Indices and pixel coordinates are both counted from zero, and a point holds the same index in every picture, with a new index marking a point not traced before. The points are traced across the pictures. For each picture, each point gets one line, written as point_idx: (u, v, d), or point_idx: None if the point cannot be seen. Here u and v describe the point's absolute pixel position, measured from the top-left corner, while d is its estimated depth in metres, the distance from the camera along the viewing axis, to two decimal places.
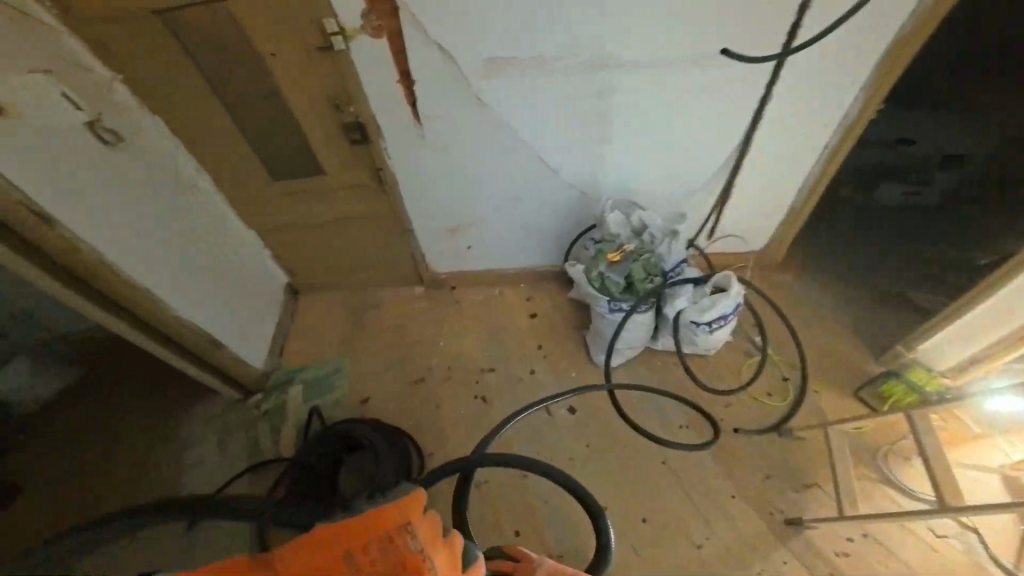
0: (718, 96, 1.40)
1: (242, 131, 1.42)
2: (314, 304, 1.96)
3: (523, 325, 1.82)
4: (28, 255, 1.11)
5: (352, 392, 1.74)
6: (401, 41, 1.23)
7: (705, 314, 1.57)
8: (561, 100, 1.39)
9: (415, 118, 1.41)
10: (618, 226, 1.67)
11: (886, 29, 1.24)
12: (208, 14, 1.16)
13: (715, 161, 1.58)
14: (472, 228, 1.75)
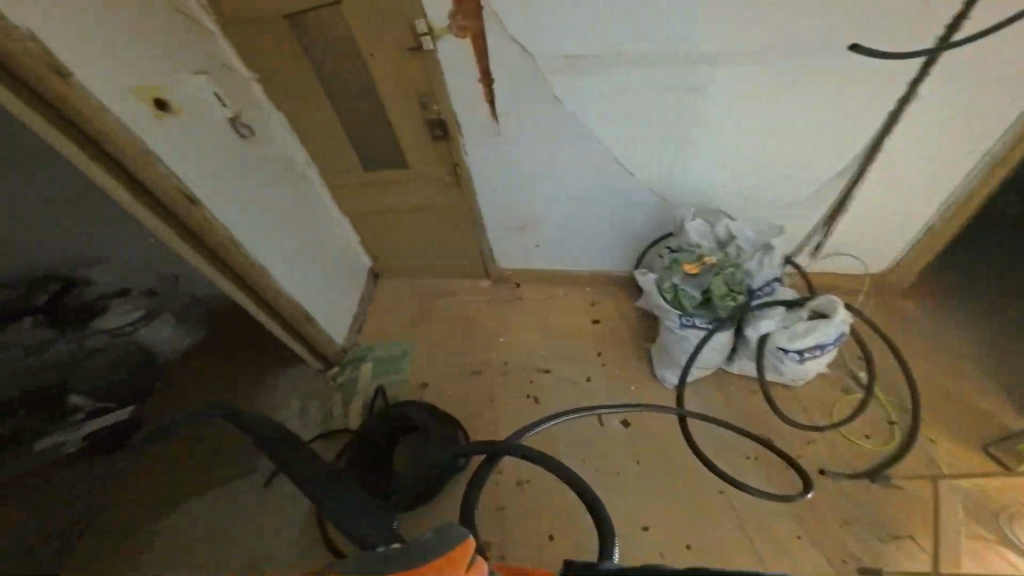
0: (844, 98, 1.24)
1: (343, 126, 1.59)
2: (390, 289, 2.09)
3: (583, 329, 1.77)
4: (176, 232, 1.31)
5: (414, 375, 1.82)
6: (483, 40, 1.28)
7: (800, 341, 1.38)
8: (653, 101, 1.33)
9: (494, 116, 1.46)
10: (700, 236, 1.53)
11: None
12: (326, 16, 1.31)
13: (829, 171, 1.40)
14: (541, 228, 1.74)
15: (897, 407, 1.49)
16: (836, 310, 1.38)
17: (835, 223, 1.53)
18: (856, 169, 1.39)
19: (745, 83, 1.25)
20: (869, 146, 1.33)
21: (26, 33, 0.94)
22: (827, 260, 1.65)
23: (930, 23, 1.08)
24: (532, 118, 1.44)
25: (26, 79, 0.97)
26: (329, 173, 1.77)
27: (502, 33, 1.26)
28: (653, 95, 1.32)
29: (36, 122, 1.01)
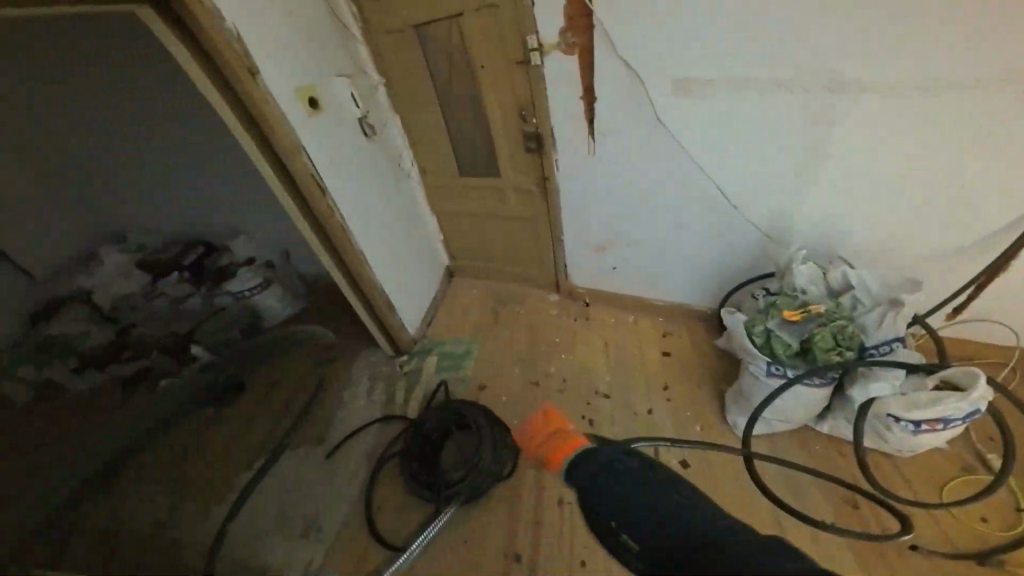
0: (1022, 138, 1.05)
1: (452, 133, 1.74)
2: (463, 290, 2.18)
3: (650, 359, 1.66)
4: (303, 212, 1.49)
5: (472, 375, 1.85)
6: (591, 56, 1.31)
7: (918, 414, 1.15)
8: (773, 126, 1.24)
9: (590, 134, 1.48)
10: (808, 281, 1.38)
11: None
12: (450, 28, 1.46)
13: (992, 224, 1.19)
14: (624, 250, 1.71)
15: None
16: (975, 386, 1.12)
17: (987, 283, 1.29)
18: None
19: (891, 109, 1.12)
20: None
21: (231, 34, 1.13)
22: (967, 325, 1.42)
23: None
24: (630, 136, 1.42)
25: (221, 70, 1.17)
26: (431, 176, 1.92)
27: (609, 48, 1.28)
28: (774, 119, 1.23)
29: (222, 106, 1.21)
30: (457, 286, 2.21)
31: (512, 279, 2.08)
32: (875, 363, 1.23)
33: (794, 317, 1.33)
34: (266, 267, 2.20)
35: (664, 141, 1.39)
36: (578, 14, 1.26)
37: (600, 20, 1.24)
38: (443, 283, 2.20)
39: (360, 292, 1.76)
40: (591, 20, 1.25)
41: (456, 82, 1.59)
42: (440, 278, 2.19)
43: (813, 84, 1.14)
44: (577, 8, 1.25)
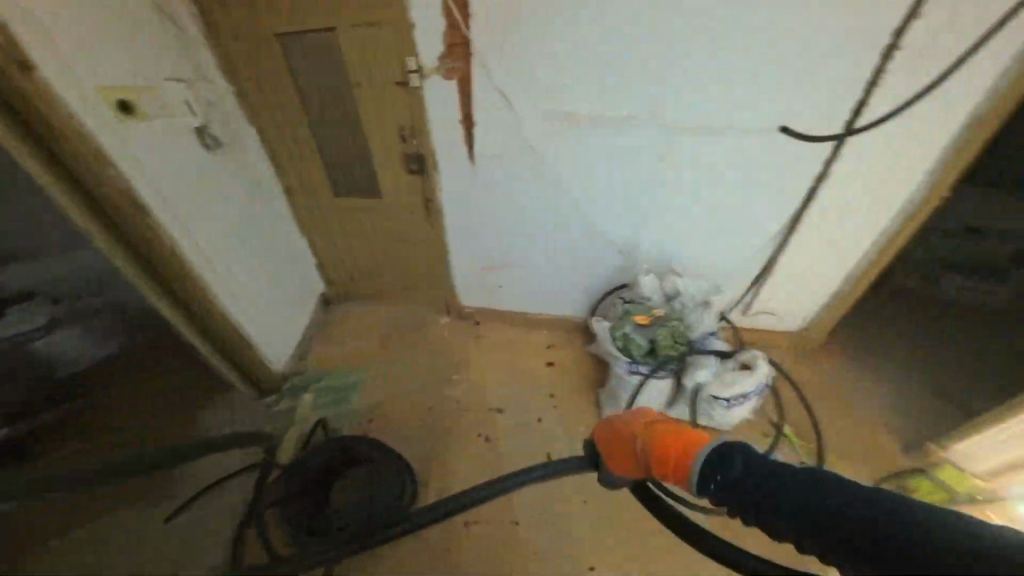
0: (768, 171, 1.41)
1: (323, 145, 1.62)
2: (345, 318, 2.05)
3: (538, 371, 1.80)
4: (110, 238, 1.25)
5: (364, 408, 1.77)
6: (471, 85, 1.38)
7: (728, 390, 1.49)
8: (615, 155, 1.46)
9: (469, 157, 1.54)
10: (651, 289, 1.66)
11: (953, 113, 1.23)
12: (327, 41, 1.37)
13: (760, 235, 1.57)
14: (506, 270, 1.82)
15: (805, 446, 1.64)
16: (758, 362, 1.52)
17: (763, 280, 1.68)
18: (780, 233, 1.56)
19: (696, 150, 1.41)
20: (795, 213, 1.50)
21: None
22: (751, 320, 1.86)
23: (836, 113, 1.27)
24: (502, 161, 1.53)
25: None
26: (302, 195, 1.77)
27: (488, 76, 1.35)
28: (609, 150, 1.45)
29: None
30: (338, 313, 2.07)
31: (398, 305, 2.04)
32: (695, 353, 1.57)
33: (644, 322, 1.61)
34: (57, 306, 1.44)
35: (535, 167, 1.53)
36: (458, 43, 1.30)
37: (477, 49, 1.30)
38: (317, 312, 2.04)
39: (204, 326, 1.54)
40: (470, 50, 1.31)
41: (331, 98, 1.50)
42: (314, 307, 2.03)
43: (644, 125, 1.38)
44: (456, 36, 1.29)
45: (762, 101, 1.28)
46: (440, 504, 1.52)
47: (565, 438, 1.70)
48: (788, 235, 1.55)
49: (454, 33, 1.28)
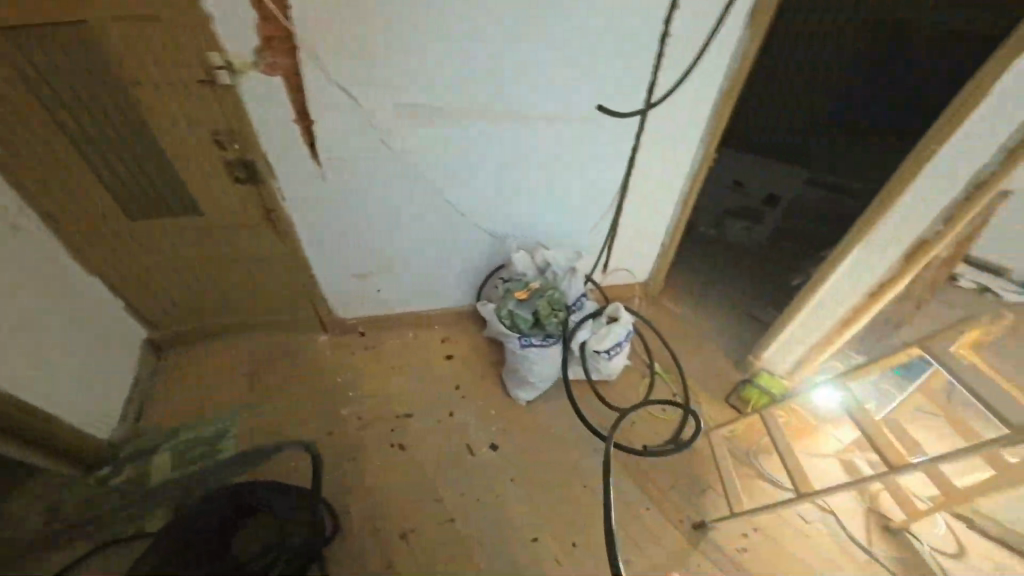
0: (596, 149, 1.52)
1: (112, 161, 1.26)
2: (198, 360, 1.79)
3: (439, 368, 1.78)
4: None
5: (247, 454, 1.58)
6: (302, 81, 1.19)
7: (604, 342, 1.62)
8: (463, 143, 1.41)
9: (316, 160, 1.36)
10: (526, 266, 1.70)
11: (716, 79, 1.44)
12: (76, 34, 1.03)
13: (602, 205, 1.70)
14: (382, 273, 1.72)
15: (673, 377, 1.70)
16: (619, 312, 1.66)
17: (614, 244, 1.83)
18: (615, 202, 1.70)
19: (538, 133, 1.44)
20: (623, 178, 1.62)
21: None
22: (612, 275, 1.94)
23: (636, 92, 1.40)
24: (348, 160, 1.38)
25: None
26: (94, 227, 1.40)
27: (321, 69, 1.18)
28: (454, 139, 1.40)
29: None
30: (187, 358, 1.79)
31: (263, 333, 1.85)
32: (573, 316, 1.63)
33: (523, 296, 1.66)
34: None
35: (381, 162, 1.40)
36: (275, 35, 1.11)
37: (300, 40, 1.12)
38: (149, 364, 1.74)
39: None
40: (294, 43, 1.13)
41: (108, 107, 1.16)
42: (139, 355, 1.72)
43: (478, 107, 1.34)
44: (274, 28, 1.10)
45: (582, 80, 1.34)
46: (367, 516, 1.42)
47: (489, 419, 1.65)
48: (621, 199, 1.68)
49: (268, 24, 1.09)
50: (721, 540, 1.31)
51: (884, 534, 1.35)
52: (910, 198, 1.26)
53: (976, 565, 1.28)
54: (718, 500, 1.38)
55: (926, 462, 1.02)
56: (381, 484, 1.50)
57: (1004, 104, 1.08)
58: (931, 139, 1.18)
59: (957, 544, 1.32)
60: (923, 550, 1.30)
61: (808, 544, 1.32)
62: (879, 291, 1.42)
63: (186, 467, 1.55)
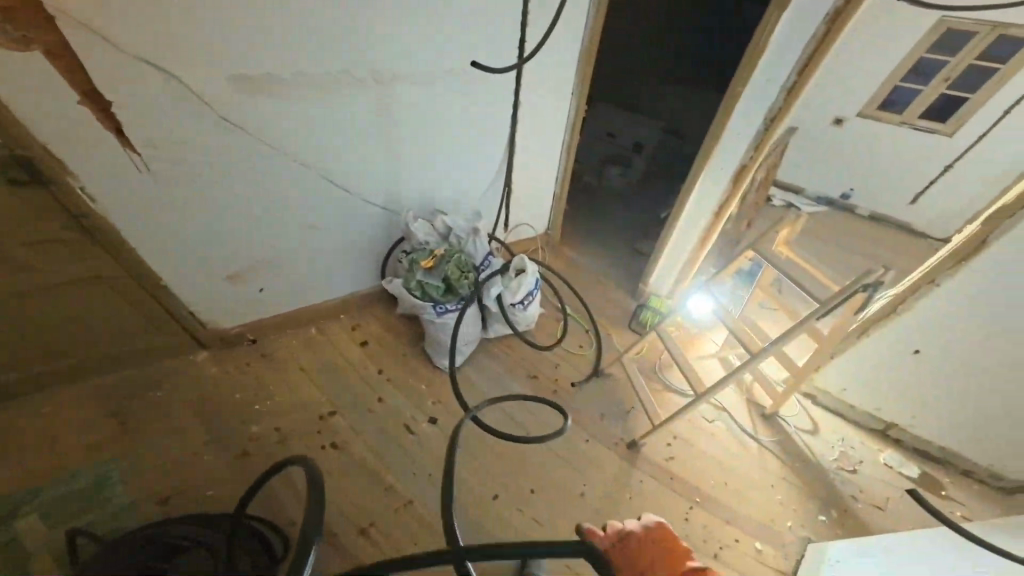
0: (466, 112, 1.54)
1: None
2: (36, 411, 1.46)
3: (352, 358, 1.68)
4: None
5: (144, 495, 1.35)
6: (75, 53, 0.99)
7: (518, 294, 1.61)
8: (327, 110, 1.31)
9: (129, 147, 1.16)
10: (427, 234, 1.61)
11: (575, 34, 1.55)
12: None
13: (491, 165, 1.73)
14: (258, 271, 1.55)
15: (581, 315, 1.88)
16: (526, 265, 1.65)
17: (511, 202, 1.87)
18: (506, 159, 1.74)
19: (407, 93, 1.40)
20: (508, 141, 1.69)
21: None
22: (516, 232, 1.99)
23: (506, 53, 1.47)
24: (190, 143, 1.21)
25: None
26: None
27: (101, 38, 0.99)
28: (317, 108, 1.30)
29: None
30: (10, 418, 1.43)
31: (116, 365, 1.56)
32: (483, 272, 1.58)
33: (429, 264, 1.55)
34: None
35: (221, 141, 1.24)
36: (13, 6, 0.89)
37: (59, 10, 0.93)
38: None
39: None
40: (49, 12, 0.93)
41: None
42: None
43: (320, 71, 1.24)
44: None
45: (431, 38, 1.33)
46: None
47: (421, 391, 1.62)
48: (511, 159, 1.73)
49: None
50: (650, 452, 1.58)
51: (763, 419, 1.79)
52: (729, 132, 1.46)
53: (826, 437, 1.79)
54: (641, 419, 1.62)
55: (774, 345, 1.33)
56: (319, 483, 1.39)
57: (781, 48, 1.28)
58: (738, 81, 1.37)
59: (810, 421, 1.83)
60: (791, 430, 1.78)
61: (713, 440, 1.68)
62: (720, 212, 1.64)
63: (52, 521, 1.28)
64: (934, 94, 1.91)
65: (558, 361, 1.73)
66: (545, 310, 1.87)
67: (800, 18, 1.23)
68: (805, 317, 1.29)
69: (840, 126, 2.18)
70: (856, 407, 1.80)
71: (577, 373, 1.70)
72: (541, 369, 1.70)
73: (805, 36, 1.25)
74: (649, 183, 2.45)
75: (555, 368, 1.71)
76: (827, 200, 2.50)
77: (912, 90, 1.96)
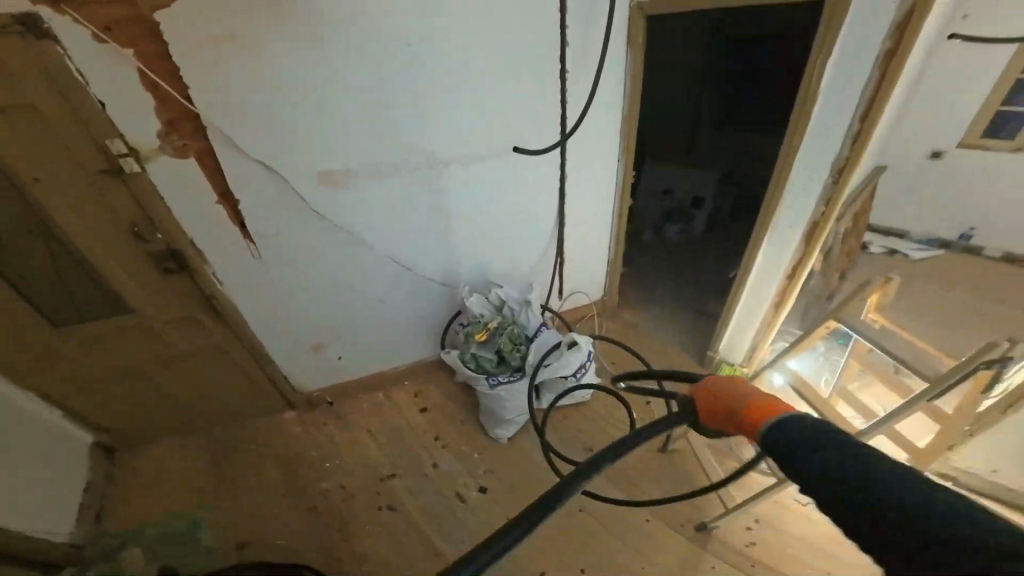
0: (517, 184, 1.63)
1: (1, 282, 1.24)
2: (164, 455, 1.75)
3: (413, 422, 1.76)
4: None
5: (227, 538, 1.51)
6: (216, 159, 1.25)
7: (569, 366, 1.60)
8: (390, 200, 1.49)
9: (247, 237, 1.40)
10: (481, 307, 1.68)
11: (616, 105, 1.62)
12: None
13: (542, 234, 1.79)
14: (336, 340, 1.73)
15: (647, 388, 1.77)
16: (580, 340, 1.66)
17: (563, 269, 1.90)
18: (556, 228, 1.80)
19: (462, 177, 1.54)
20: (558, 211, 1.76)
21: None
22: (571, 299, 2.00)
23: (549, 132, 1.56)
24: (290, 229, 1.43)
25: None
26: (17, 370, 1.40)
27: (230, 146, 1.24)
28: (381, 197, 1.47)
29: None
30: (141, 463, 1.72)
31: (194, 364, 1.60)
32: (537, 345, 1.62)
33: (483, 337, 1.62)
34: None
35: (305, 228, 1.45)
36: (180, 118, 1.17)
37: (208, 120, 1.18)
38: (100, 469, 1.66)
39: None
40: (202, 123, 1.19)
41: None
42: (90, 465, 1.64)
43: (386, 165, 1.42)
44: (179, 114, 1.16)
45: (488, 127, 1.47)
46: None
47: (470, 456, 1.62)
48: (560, 226, 1.78)
49: (172, 108, 1.15)
50: (728, 536, 1.36)
51: None
52: (791, 188, 1.37)
53: None
54: (715, 499, 1.44)
55: (877, 428, 1.17)
56: (377, 545, 1.43)
57: (833, 91, 1.20)
58: (794, 133, 1.28)
59: None
60: None
61: (815, 525, 1.38)
62: (794, 272, 1.50)
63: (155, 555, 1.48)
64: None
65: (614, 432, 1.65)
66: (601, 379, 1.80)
67: (850, 64, 1.15)
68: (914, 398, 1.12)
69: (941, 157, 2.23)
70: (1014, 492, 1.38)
71: (639, 447, 1.58)
72: (598, 440, 1.62)
73: (859, 82, 1.16)
74: (713, 242, 2.37)
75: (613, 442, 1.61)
76: (940, 241, 2.42)
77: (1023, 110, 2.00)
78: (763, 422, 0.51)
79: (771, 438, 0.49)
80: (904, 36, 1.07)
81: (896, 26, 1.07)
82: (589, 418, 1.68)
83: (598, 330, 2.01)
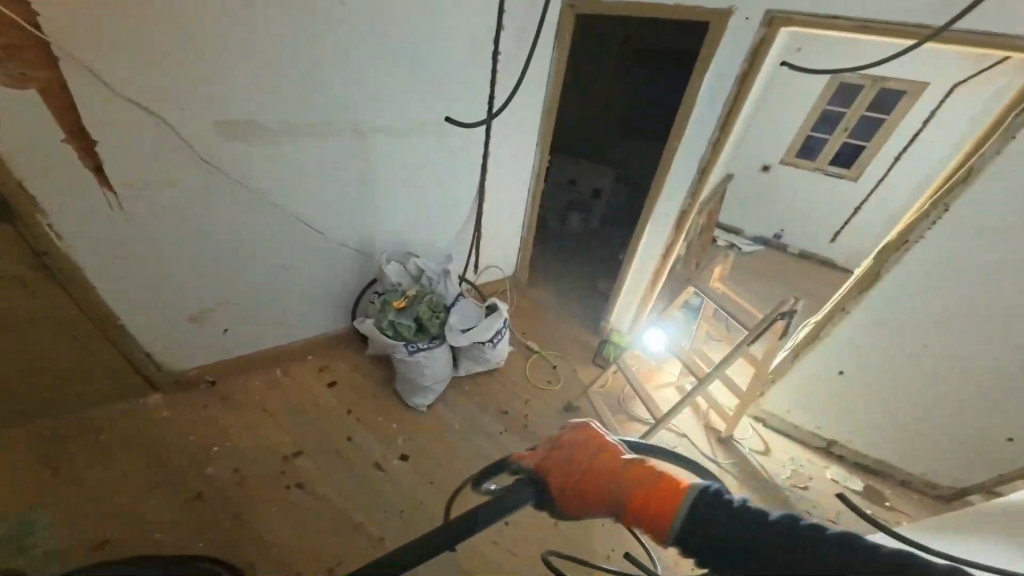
0: (443, 156, 1.63)
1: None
2: None
3: (320, 399, 1.66)
4: None
5: (81, 536, 1.24)
6: (71, 94, 1.00)
7: (488, 331, 1.69)
8: (306, 165, 1.38)
9: (104, 185, 1.13)
10: (399, 275, 1.69)
11: (538, 91, 1.73)
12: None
13: (462, 209, 1.82)
14: (223, 311, 1.51)
15: (553, 355, 1.97)
16: (498, 305, 1.78)
17: (479, 244, 1.97)
18: (476, 204, 1.85)
19: (389, 145, 1.50)
20: (478, 187, 1.80)
21: None
22: (484, 273, 2.10)
23: (474, 107, 1.59)
24: (180, 182, 1.22)
25: None
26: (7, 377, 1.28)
27: (96, 77, 1.01)
28: (300, 153, 1.35)
29: None
30: None
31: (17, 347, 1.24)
32: (454, 312, 1.69)
33: (401, 304, 1.63)
34: None
35: (191, 181, 1.23)
36: (19, 41, 0.92)
37: (64, 49, 0.95)
38: None
39: None
40: (51, 51, 0.95)
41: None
42: None
43: (303, 119, 1.30)
44: (17, 34, 0.91)
45: (419, 96, 1.45)
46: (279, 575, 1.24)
47: (387, 432, 1.59)
48: (480, 202, 1.84)
49: (4, 27, 0.90)
50: None
51: (720, 443, 1.84)
52: (674, 176, 1.66)
53: (777, 456, 1.85)
54: None
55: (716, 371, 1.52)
56: (284, 535, 1.33)
57: (707, 103, 1.49)
58: (674, 136, 1.59)
59: (762, 442, 1.89)
60: (745, 451, 1.83)
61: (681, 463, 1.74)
62: (668, 252, 1.81)
63: None
64: (837, 142, 2.50)
65: (529, 397, 1.78)
66: (514, 348, 1.95)
67: (721, 84, 1.44)
68: (740, 343, 1.50)
69: (768, 172, 2.76)
70: (798, 427, 1.89)
71: (549, 408, 1.76)
72: (512, 404, 1.75)
73: (722, 97, 1.46)
74: (605, 230, 2.71)
75: (525, 403, 1.76)
76: (763, 240, 3.01)
77: (821, 138, 2.55)
78: (669, 516, 0.43)
79: (689, 539, 0.42)
80: (754, 63, 1.37)
81: (749, 54, 1.36)
82: (503, 385, 1.81)
83: (509, 304, 2.15)
